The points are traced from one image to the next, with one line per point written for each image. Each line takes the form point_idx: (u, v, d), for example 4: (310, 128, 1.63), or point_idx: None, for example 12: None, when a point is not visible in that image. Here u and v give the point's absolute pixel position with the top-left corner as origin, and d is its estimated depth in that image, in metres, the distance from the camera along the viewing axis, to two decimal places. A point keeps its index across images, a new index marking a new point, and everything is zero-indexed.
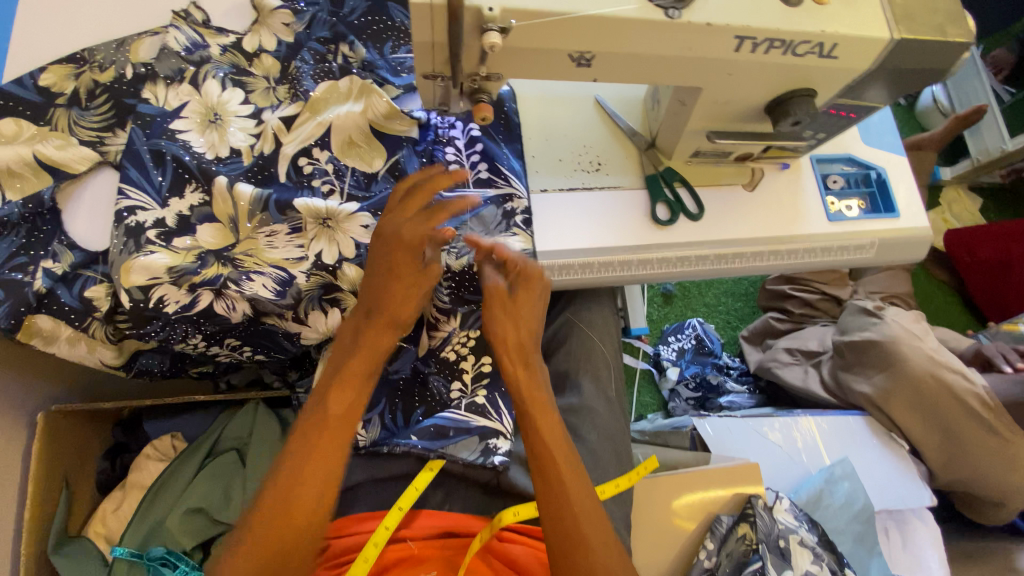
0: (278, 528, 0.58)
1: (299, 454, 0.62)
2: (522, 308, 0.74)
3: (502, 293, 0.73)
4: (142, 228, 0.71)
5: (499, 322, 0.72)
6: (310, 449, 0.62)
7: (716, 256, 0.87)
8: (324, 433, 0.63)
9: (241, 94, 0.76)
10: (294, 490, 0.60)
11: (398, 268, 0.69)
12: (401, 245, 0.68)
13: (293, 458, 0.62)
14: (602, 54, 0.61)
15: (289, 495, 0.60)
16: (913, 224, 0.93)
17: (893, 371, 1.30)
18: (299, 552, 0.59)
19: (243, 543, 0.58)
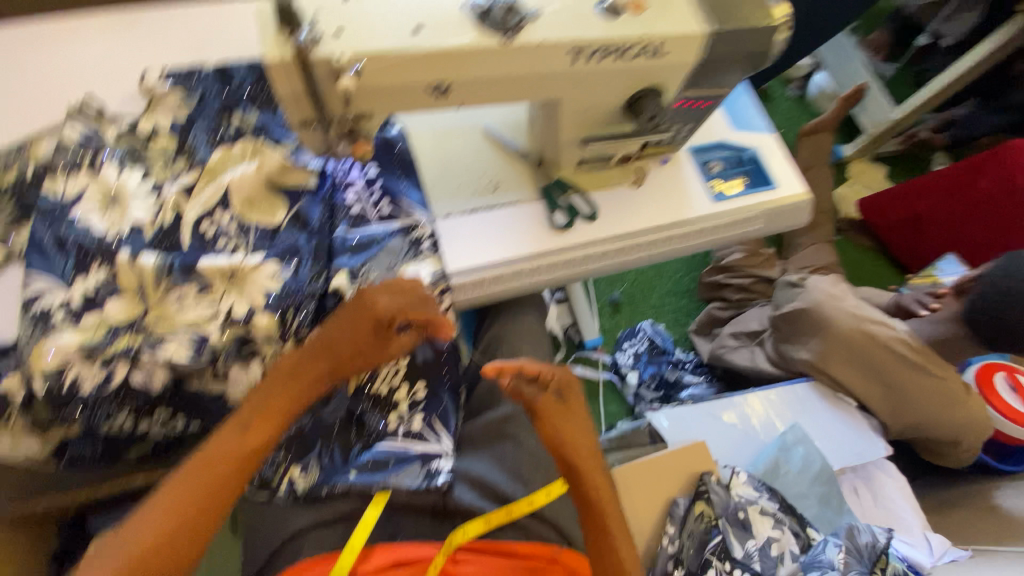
0: (153, 552, 0.63)
1: (209, 474, 0.67)
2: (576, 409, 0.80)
3: (555, 404, 0.77)
4: (50, 312, 0.72)
5: (566, 435, 0.77)
6: (215, 483, 0.67)
7: (615, 250, 0.95)
8: (231, 471, 0.68)
9: (139, 172, 0.79)
10: (186, 523, 0.65)
11: (354, 334, 0.73)
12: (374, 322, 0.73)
13: (202, 477, 0.67)
14: (456, 82, 0.68)
15: (181, 515, 0.65)
16: (790, 191, 1.02)
17: (824, 335, 1.36)
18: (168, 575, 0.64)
19: (129, 544, 0.62)
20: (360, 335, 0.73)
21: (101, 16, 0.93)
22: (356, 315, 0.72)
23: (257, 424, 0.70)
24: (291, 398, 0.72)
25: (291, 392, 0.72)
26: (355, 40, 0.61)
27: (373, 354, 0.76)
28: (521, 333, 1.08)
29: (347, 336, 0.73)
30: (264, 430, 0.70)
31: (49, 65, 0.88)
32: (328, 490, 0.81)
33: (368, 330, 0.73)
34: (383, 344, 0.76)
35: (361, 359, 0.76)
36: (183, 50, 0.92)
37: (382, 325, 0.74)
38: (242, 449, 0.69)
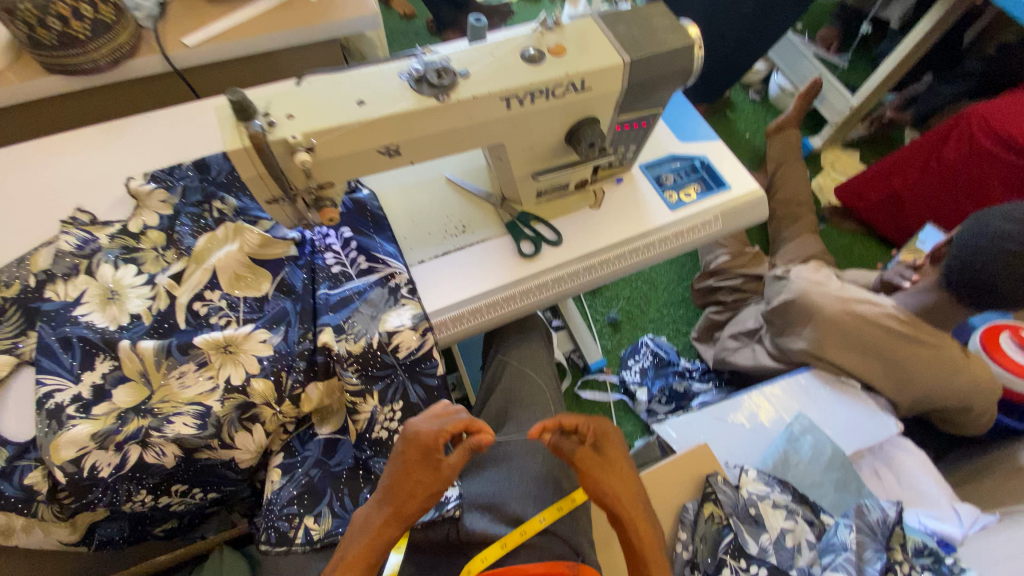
0: None
1: None
2: (616, 464, 0.84)
3: (594, 457, 0.82)
4: (62, 407, 0.76)
5: (609, 490, 0.81)
6: None
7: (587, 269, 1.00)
8: None
9: (133, 268, 0.88)
10: None
11: (410, 468, 0.78)
12: (418, 454, 0.77)
13: None
14: (403, 142, 0.75)
15: None
16: (744, 190, 1.08)
17: (814, 322, 1.37)
18: None
19: None
20: (417, 468, 0.78)
21: (89, 135, 1.04)
22: (406, 448, 0.77)
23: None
24: (366, 547, 0.77)
25: (369, 540, 0.77)
26: (305, 121, 0.68)
27: (431, 489, 0.80)
28: (526, 354, 1.14)
29: (404, 473, 0.77)
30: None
31: (47, 185, 0.97)
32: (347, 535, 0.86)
33: (422, 463, 0.78)
34: (439, 476, 0.80)
35: (423, 494, 0.79)
36: (163, 153, 1.03)
37: (433, 454, 0.78)
38: None
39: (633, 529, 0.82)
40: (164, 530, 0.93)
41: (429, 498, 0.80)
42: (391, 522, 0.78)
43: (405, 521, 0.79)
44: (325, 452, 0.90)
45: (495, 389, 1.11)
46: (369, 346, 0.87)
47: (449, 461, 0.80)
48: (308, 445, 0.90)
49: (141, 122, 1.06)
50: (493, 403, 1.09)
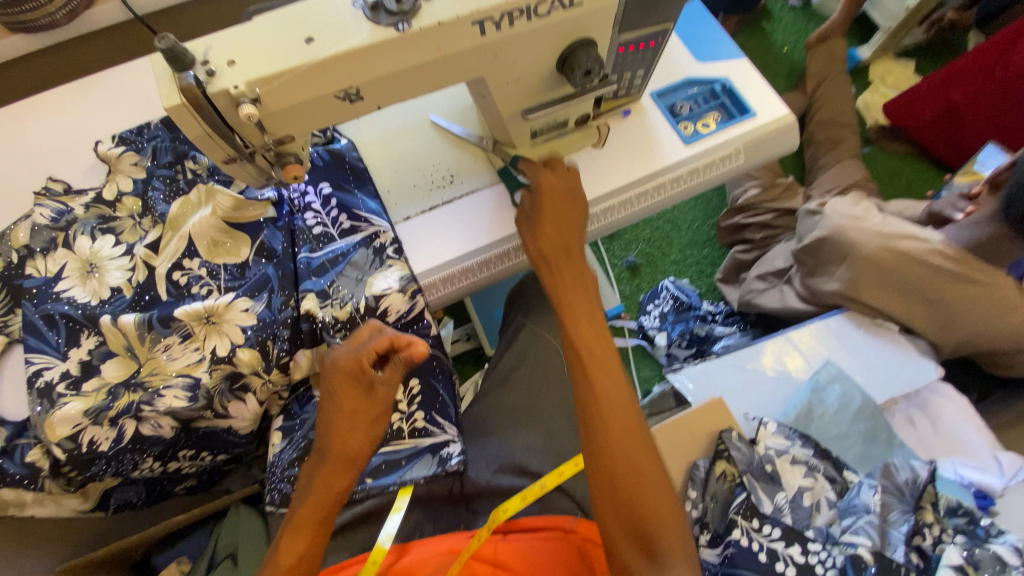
0: None
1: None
2: (547, 217, 0.80)
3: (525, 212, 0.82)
4: (52, 385, 0.76)
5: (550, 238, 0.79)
6: None
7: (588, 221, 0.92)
8: None
9: (111, 238, 0.84)
10: None
11: (340, 396, 0.72)
12: (342, 377, 0.71)
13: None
14: (364, 84, 0.66)
15: None
16: (771, 116, 0.94)
17: (850, 260, 1.24)
18: None
19: None
20: (345, 397, 0.72)
21: (56, 97, 0.98)
22: (332, 375, 0.72)
23: (292, 534, 0.71)
24: (316, 501, 0.72)
25: (317, 494, 0.72)
26: (249, 67, 0.60)
27: (370, 429, 0.73)
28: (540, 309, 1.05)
29: (336, 399, 0.72)
30: (311, 541, 0.71)
31: (18, 155, 0.93)
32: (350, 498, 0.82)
33: (350, 390, 0.72)
34: (375, 403, 0.73)
35: (361, 427, 0.73)
36: (131, 113, 0.96)
37: (358, 379, 0.72)
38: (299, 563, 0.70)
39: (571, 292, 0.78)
40: (185, 487, 0.95)
41: (371, 437, 0.74)
42: (336, 467, 0.73)
43: (357, 465, 0.74)
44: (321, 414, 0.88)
45: (512, 348, 1.02)
46: (357, 311, 0.83)
47: (381, 386, 0.72)
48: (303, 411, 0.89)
49: (107, 77, 0.99)
50: (500, 364, 1.02)
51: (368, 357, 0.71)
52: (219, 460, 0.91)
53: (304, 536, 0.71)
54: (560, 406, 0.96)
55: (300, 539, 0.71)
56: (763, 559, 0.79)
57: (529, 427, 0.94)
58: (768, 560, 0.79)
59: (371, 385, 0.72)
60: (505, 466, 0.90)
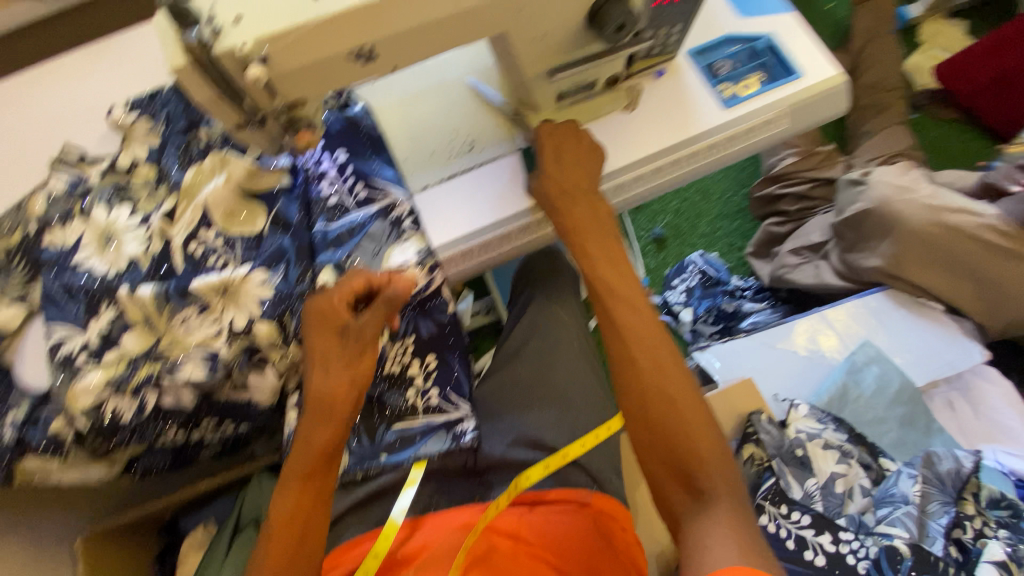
0: None
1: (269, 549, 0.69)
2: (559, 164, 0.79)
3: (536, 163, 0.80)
4: (73, 356, 0.76)
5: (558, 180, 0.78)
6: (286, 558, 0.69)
7: (617, 189, 0.86)
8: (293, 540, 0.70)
9: (127, 208, 0.83)
10: None
11: (317, 341, 0.73)
12: (318, 320, 0.73)
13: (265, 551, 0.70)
14: (377, 41, 0.61)
15: None
16: (819, 77, 0.86)
17: (895, 235, 1.16)
18: None
19: None
20: (322, 341, 0.74)
21: (67, 62, 0.95)
22: (309, 320, 0.74)
23: (281, 488, 0.72)
24: (302, 448, 0.73)
25: (303, 443, 0.73)
26: (256, 23, 0.56)
27: (347, 372, 0.73)
28: (548, 282, 1.00)
29: (312, 343, 0.74)
30: (301, 491, 0.71)
31: (33, 122, 0.92)
32: (364, 473, 0.81)
33: (326, 332, 0.73)
34: (350, 344, 0.73)
35: (339, 371, 0.73)
36: (143, 78, 0.93)
37: (332, 320, 0.73)
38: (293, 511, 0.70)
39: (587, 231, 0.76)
40: (210, 453, 0.96)
41: (349, 382, 0.73)
42: (316, 414, 0.73)
43: (340, 413, 0.73)
44: None
45: (521, 321, 0.98)
46: None
47: (354, 325, 0.73)
48: None
49: (118, 40, 0.96)
50: (507, 343, 0.97)
51: (343, 297, 0.73)
52: (242, 431, 0.90)
53: (292, 490, 0.72)
54: (574, 381, 0.92)
55: (288, 491, 0.72)
56: (791, 546, 0.78)
57: (543, 402, 0.90)
58: (796, 547, 0.78)
59: (345, 326, 0.73)
60: (519, 440, 0.87)
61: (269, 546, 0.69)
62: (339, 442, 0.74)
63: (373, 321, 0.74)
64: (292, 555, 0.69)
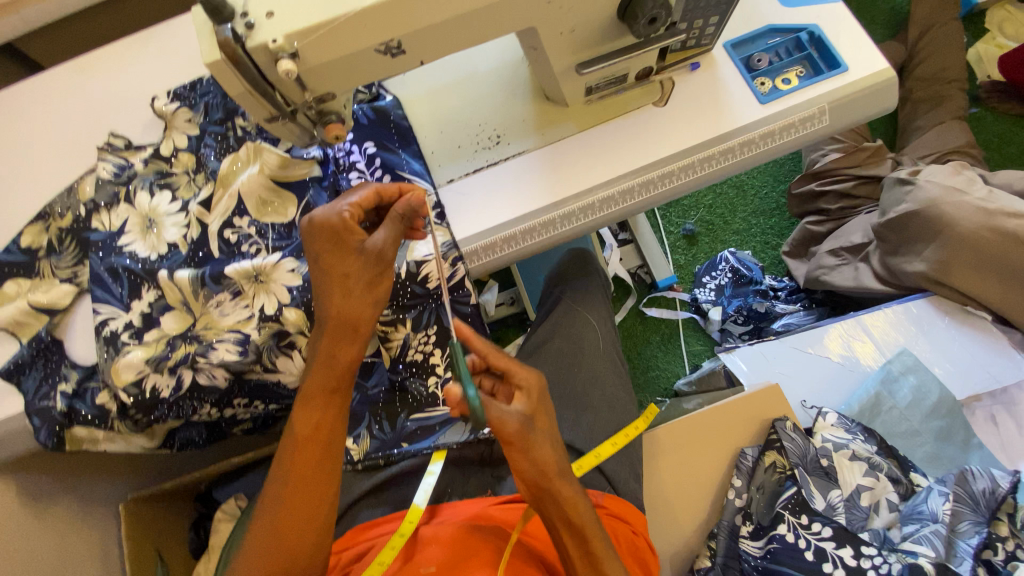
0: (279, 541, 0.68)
1: (292, 476, 0.70)
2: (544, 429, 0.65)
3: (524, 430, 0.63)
4: (116, 334, 0.80)
5: (531, 464, 0.63)
6: (313, 482, 0.70)
7: (644, 186, 0.84)
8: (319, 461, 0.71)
9: (168, 194, 0.87)
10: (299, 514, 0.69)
11: (329, 259, 0.70)
12: (330, 236, 0.70)
13: (288, 480, 0.70)
14: (405, 36, 0.61)
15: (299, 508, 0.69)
16: (866, 71, 0.82)
17: (943, 239, 1.10)
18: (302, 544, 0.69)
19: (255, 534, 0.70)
20: (337, 261, 0.71)
21: (115, 52, 1.00)
22: (317, 239, 0.70)
23: (307, 406, 0.72)
24: (323, 372, 0.72)
25: (324, 365, 0.72)
26: (288, 20, 0.58)
27: (364, 291, 0.71)
28: (579, 289, 1.00)
29: (324, 261, 0.71)
30: (324, 413, 0.72)
31: (84, 109, 0.97)
32: (387, 458, 0.84)
33: (338, 251, 0.70)
34: (368, 264, 0.70)
35: (359, 289, 0.71)
36: (184, 67, 0.97)
37: (346, 240, 0.70)
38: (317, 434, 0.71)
39: (575, 536, 0.66)
40: (242, 429, 1.00)
41: (370, 302, 0.72)
42: (338, 337, 0.72)
43: (362, 333, 0.72)
44: (361, 374, 0.88)
45: (544, 321, 0.99)
46: (398, 276, 0.83)
47: (370, 244, 0.70)
48: None
49: (163, 31, 1.00)
50: (533, 337, 0.98)
51: (355, 213, 0.71)
52: (271, 411, 0.94)
53: (318, 406, 0.72)
54: (595, 382, 0.90)
55: (312, 409, 0.72)
56: (810, 557, 0.76)
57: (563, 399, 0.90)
58: (815, 559, 0.76)
59: (361, 246, 0.70)
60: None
61: (293, 464, 0.70)
62: (357, 362, 0.74)
63: (389, 239, 0.70)
64: (315, 475, 0.70)
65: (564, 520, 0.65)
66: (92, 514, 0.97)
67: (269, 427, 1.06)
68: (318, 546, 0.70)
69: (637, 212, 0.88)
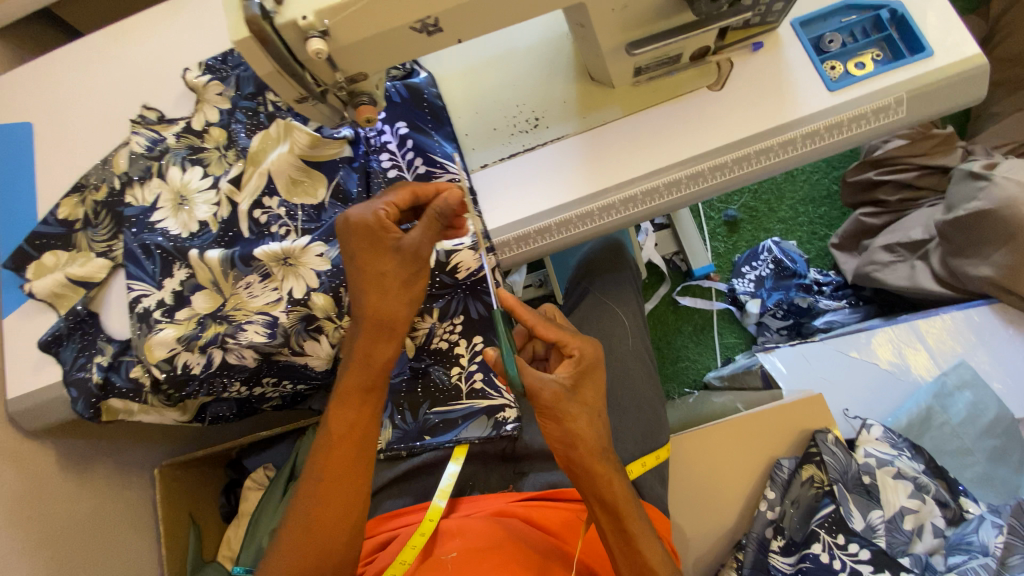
0: (312, 535, 0.69)
1: (327, 474, 0.70)
2: (585, 402, 0.66)
3: (564, 398, 0.64)
4: (149, 311, 0.81)
5: (564, 434, 0.64)
6: (347, 481, 0.71)
7: (690, 180, 0.77)
8: (355, 458, 0.71)
9: (199, 170, 0.86)
10: (333, 512, 0.69)
11: (365, 260, 0.69)
12: (365, 234, 0.68)
13: (323, 477, 0.70)
14: (443, 13, 0.57)
15: (334, 504, 0.70)
16: (954, 56, 0.73)
17: (1017, 243, 1.00)
18: (334, 540, 0.69)
19: (290, 530, 0.70)
20: (372, 261, 0.69)
21: (148, 19, 0.97)
22: (353, 237, 0.69)
23: (343, 406, 0.72)
24: (359, 370, 0.72)
25: (361, 362, 0.72)
26: None
27: (398, 291, 0.70)
28: (608, 280, 0.95)
29: (359, 260, 0.69)
30: (361, 410, 0.72)
31: (117, 79, 0.96)
32: (409, 450, 0.83)
33: (374, 251, 0.69)
34: (404, 264, 0.69)
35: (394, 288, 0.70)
36: (216, 36, 0.94)
37: (381, 239, 0.69)
38: (353, 431, 0.72)
39: (607, 512, 0.66)
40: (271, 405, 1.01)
41: (404, 301, 0.71)
42: (374, 336, 0.71)
43: (396, 331, 0.72)
44: None
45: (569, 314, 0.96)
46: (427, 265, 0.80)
47: (404, 242, 0.69)
48: None
49: None
50: None
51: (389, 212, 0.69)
52: (300, 389, 0.95)
53: (353, 403, 0.72)
54: (624, 380, 0.87)
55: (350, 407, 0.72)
56: None
57: None
58: None
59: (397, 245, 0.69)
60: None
61: (328, 460, 0.71)
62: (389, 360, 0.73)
63: (425, 238, 0.68)
64: (350, 471, 0.71)
65: (598, 496, 0.65)
66: (129, 477, 1.01)
67: (297, 404, 1.07)
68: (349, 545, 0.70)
69: (679, 207, 0.82)
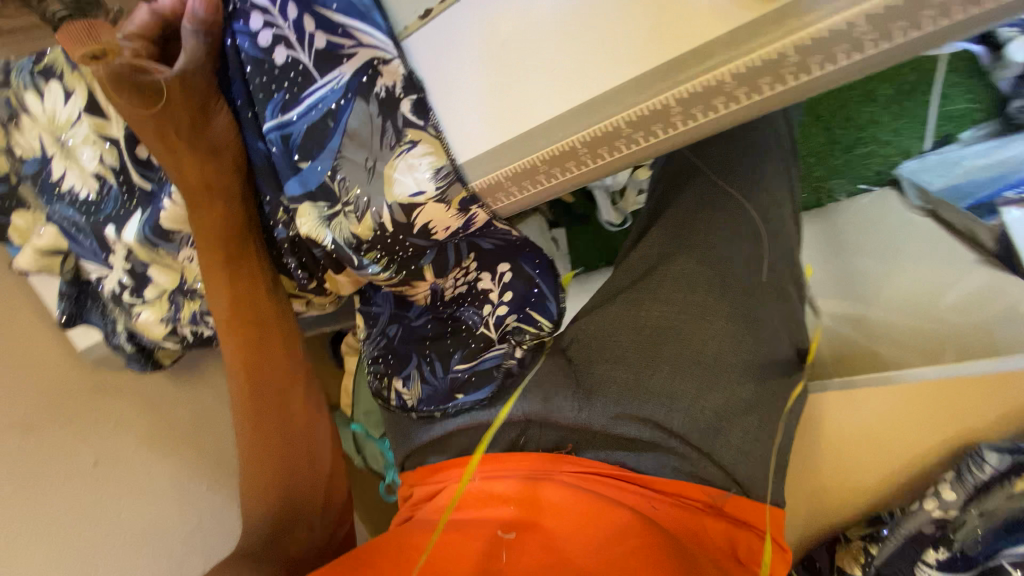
0: (285, 455, 0.53)
1: (249, 364, 0.52)
2: None
3: None
4: (118, 294, 0.68)
5: None
6: (275, 375, 0.54)
7: (937, 12, 0.31)
8: (271, 344, 0.54)
9: (57, 90, 0.58)
10: (285, 425, 0.53)
11: (150, 121, 0.47)
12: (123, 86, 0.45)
13: (248, 376, 0.52)
14: None
15: (279, 411, 0.53)
16: None
17: None
18: (307, 456, 0.55)
19: (255, 470, 0.52)
20: (156, 118, 0.47)
21: None
22: (110, 87, 0.45)
23: (218, 282, 0.52)
24: (219, 241, 0.51)
25: (207, 230, 0.50)
26: None
27: (204, 137, 0.49)
28: (727, 167, 0.61)
29: (137, 115, 0.47)
30: (242, 285, 0.53)
31: None
32: (442, 411, 0.64)
33: (137, 100, 0.46)
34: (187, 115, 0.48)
35: (210, 134, 0.49)
36: None
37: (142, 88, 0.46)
38: (251, 316, 0.53)
39: None
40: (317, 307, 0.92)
41: (207, 154, 0.49)
42: (206, 207, 0.50)
43: (221, 189, 0.50)
44: (399, 304, 0.66)
45: (656, 223, 0.63)
46: (381, 223, 0.47)
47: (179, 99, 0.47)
48: (376, 300, 0.67)
49: None
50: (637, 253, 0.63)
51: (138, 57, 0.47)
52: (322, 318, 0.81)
53: (237, 280, 0.52)
54: (737, 323, 0.59)
55: (221, 282, 0.51)
56: None
57: (676, 355, 0.59)
58: None
59: (159, 84, 0.46)
60: (628, 412, 0.57)
61: (243, 349, 0.52)
62: (240, 221, 0.52)
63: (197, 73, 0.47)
64: (278, 364, 0.54)
65: None
66: None
67: None
68: (317, 453, 0.56)
69: (876, 69, 0.36)
